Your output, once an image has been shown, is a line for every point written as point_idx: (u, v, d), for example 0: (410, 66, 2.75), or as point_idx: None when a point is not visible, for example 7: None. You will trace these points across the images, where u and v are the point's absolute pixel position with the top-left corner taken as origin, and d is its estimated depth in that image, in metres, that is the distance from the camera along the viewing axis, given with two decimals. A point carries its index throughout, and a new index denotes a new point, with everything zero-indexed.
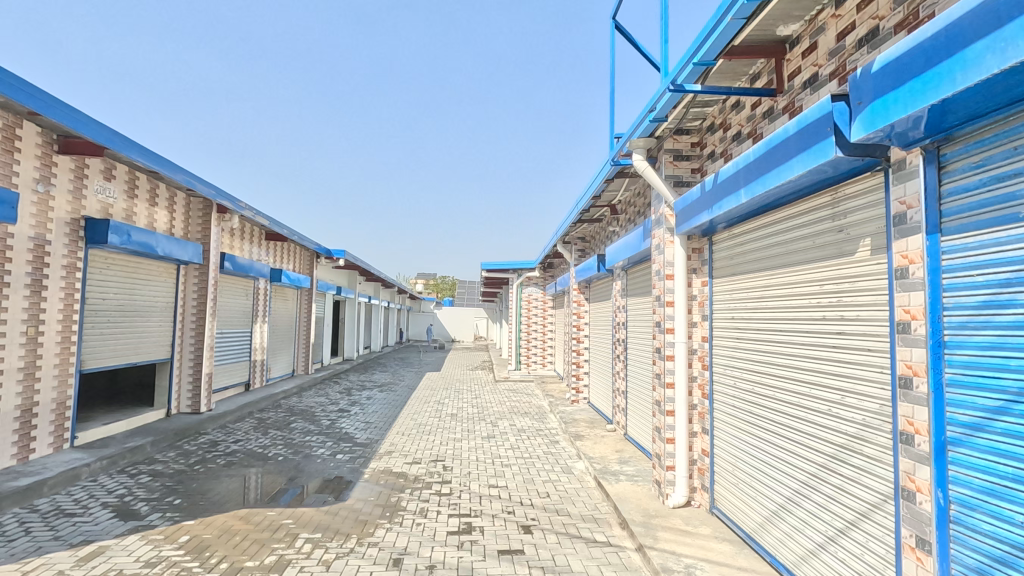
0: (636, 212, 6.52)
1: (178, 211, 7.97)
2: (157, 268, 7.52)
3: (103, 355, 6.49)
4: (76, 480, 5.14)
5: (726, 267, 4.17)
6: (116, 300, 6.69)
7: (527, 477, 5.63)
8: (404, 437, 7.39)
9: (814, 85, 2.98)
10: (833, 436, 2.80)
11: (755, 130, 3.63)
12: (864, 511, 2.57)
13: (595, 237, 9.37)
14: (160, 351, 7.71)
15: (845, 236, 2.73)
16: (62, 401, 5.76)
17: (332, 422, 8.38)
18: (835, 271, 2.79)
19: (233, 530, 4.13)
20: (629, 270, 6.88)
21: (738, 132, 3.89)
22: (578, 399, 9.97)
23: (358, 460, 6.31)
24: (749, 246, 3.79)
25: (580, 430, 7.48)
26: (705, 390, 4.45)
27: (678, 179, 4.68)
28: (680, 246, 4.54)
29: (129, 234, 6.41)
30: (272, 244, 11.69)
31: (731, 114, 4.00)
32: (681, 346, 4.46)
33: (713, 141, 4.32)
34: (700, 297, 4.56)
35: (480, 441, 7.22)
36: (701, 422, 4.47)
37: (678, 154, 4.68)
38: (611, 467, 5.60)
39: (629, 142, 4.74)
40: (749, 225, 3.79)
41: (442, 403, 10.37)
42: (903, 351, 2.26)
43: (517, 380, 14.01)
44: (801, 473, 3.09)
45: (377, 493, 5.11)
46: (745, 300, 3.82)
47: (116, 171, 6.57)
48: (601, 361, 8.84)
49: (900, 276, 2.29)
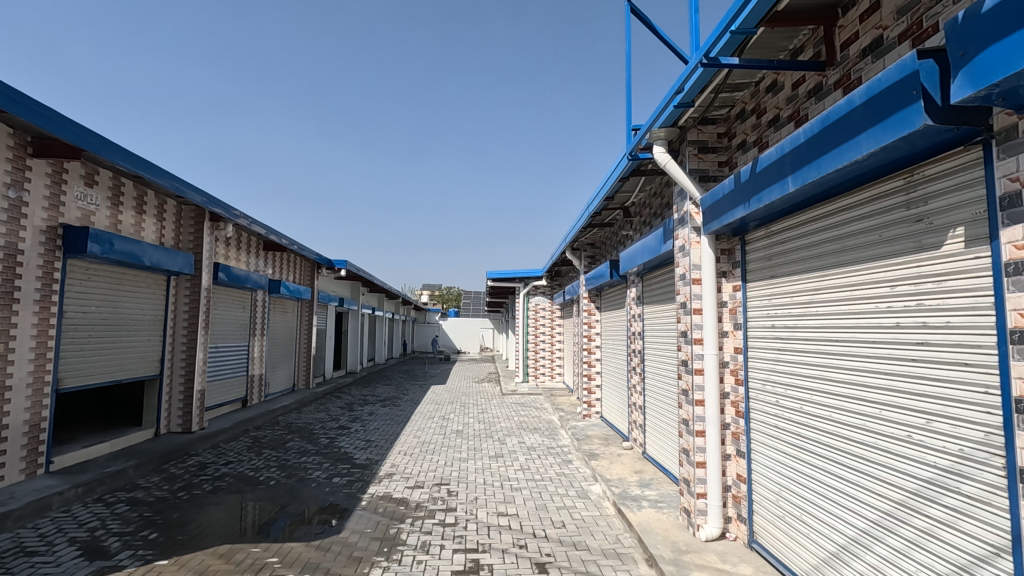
0: (652, 215, 6.10)
1: (167, 220, 7.61)
2: (145, 280, 7.12)
3: (82, 373, 6.06)
4: (46, 512, 4.70)
5: (762, 269, 3.71)
6: (98, 314, 6.28)
7: (540, 504, 5.14)
8: (406, 458, 6.91)
9: (877, 52, 2.54)
10: (918, 470, 2.31)
11: (798, 113, 3.19)
12: (965, 565, 2.08)
13: (606, 242, 8.93)
14: (148, 367, 7.30)
15: (926, 226, 2.27)
16: (35, 423, 5.33)
17: (331, 441, 7.92)
18: (912, 269, 2.34)
19: (210, 571, 3.67)
20: (646, 276, 6.43)
21: (775, 117, 3.45)
22: (590, 413, 9.44)
23: (355, 484, 5.82)
24: (791, 245, 3.34)
25: (594, 448, 6.99)
26: (739, 408, 3.96)
27: (703, 173, 4.24)
28: (709, 247, 4.09)
29: (112, 243, 5.99)
30: (270, 255, 11.31)
31: (767, 97, 3.56)
32: (711, 358, 3.99)
33: (745, 129, 3.87)
34: (731, 303, 4.08)
35: (487, 461, 6.74)
36: (736, 444, 3.99)
37: (703, 146, 4.24)
38: (631, 492, 5.10)
39: (649, 134, 4.29)
40: (790, 222, 3.34)
41: (447, 419, 9.89)
42: (1020, 367, 1.80)
43: (525, 393, 13.51)
44: (867, 509, 2.61)
45: (374, 524, 4.62)
46: (789, 304, 3.35)
47: (98, 176, 6.19)
48: (615, 373, 8.34)
49: (1013, 272, 1.84)
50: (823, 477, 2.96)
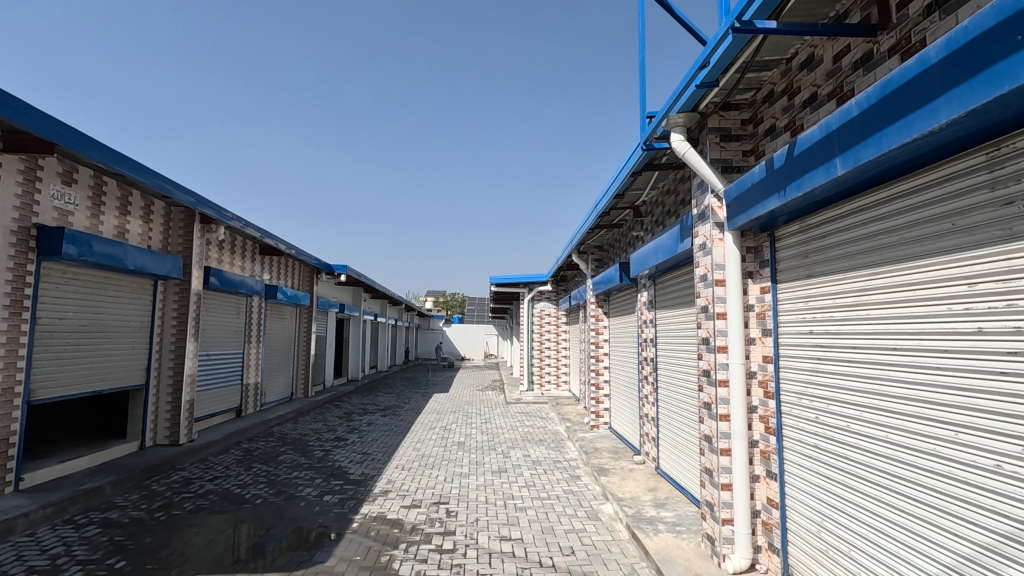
0: (666, 213, 5.71)
1: (155, 222, 7.28)
2: (129, 284, 6.77)
3: (59, 383, 5.70)
4: (8, 536, 4.31)
5: (795, 269, 3.32)
6: (77, 321, 5.93)
7: (546, 526, 4.72)
8: (404, 473, 6.50)
9: (947, 7, 2.17)
10: (1013, 508, 1.92)
11: (840, 90, 2.82)
12: None
13: (615, 244, 8.54)
14: (133, 376, 6.94)
15: (1018, 210, 1.90)
16: (4, 437, 4.96)
17: (326, 454, 7.51)
18: (999, 263, 1.97)
19: None
20: (658, 279, 6.03)
21: (812, 95, 3.07)
22: (598, 424, 9.00)
23: (347, 503, 5.41)
24: (832, 241, 2.96)
25: (603, 462, 6.57)
26: (769, 424, 3.55)
27: (726, 164, 3.84)
28: (733, 244, 3.69)
29: (90, 245, 5.65)
30: (266, 259, 10.96)
31: (801, 74, 3.18)
32: (737, 369, 3.58)
33: (774, 112, 3.49)
34: (758, 307, 3.67)
35: (489, 477, 6.32)
36: (765, 464, 3.57)
37: (726, 134, 3.84)
38: (645, 513, 4.68)
39: (665, 120, 3.91)
40: (831, 214, 2.96)
41: (448, 429, 9.46)
42: None
43: (529, 402, 13.05)
44: (945, 543, 2.19)
45: (364, 550, 4.22)
46: (830, 306, 2.95)
47: (78, 175, 5.86)
48: (624, 383, 7.92)
49: None
50: (882, 508, 2.54)
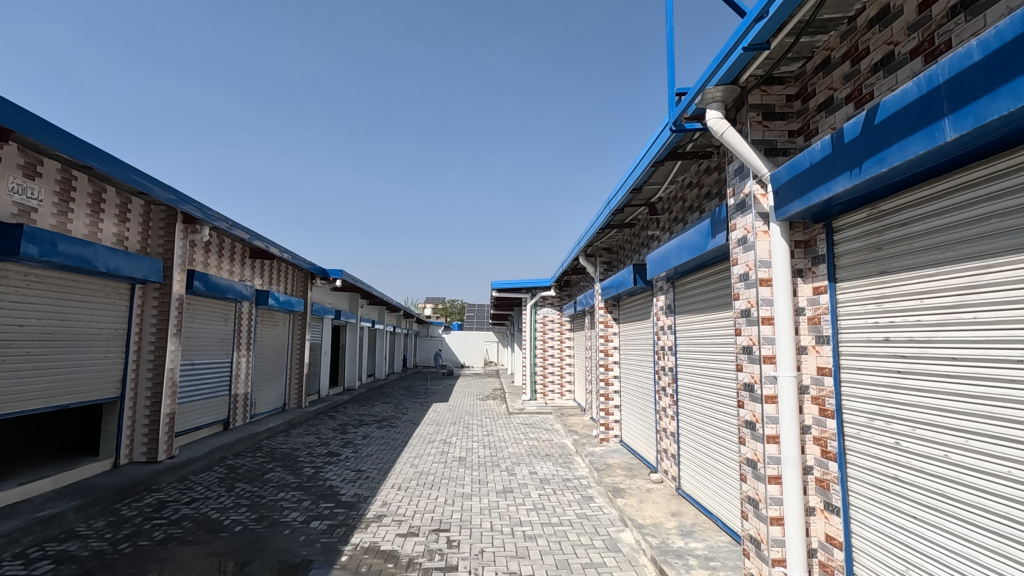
0: (689, 208, 5.18)
1: (133, 222, 6.76)
2: (102, 288, 6.25)
3: (18, 396, 5.16)
4: None
5: (859, 263, 2.81)
6: (41, 328, 5.40)
7: (560, 560, 4.17)
8: (400, 494, 5.95)
9: None
10: None
11: (929, 44, 2.31)
12: None
13: (626, 246, 8.00)
14: (108, 389, 6.38)
15: None
16: None
17: (315, 472, 6.94)
18: None
19: None
20: (679, 281, 5.49)
21: (885, 56, 2.57)
22: (607, 437, 8.42)
23: (336, 530, 4.85)
24: (918, 228, 2.46)
25: (618, 481, 6.01)
26: (826, 449, 3.00)
27: (770, 146, 3.33)
28: (781, 237, 3.16)
29: (54, 245, 5.12)
30: (256, 263, 10.44)
31: (869, 33, 2.67)
32: (788, 382, 3.05)
33: (830, 82, 2.98)
34: (811, 310, 3.14)
35: (495, 499, 5.76)
36: (822, 495, 3.02)
37: (769, 111, 3.33)
38: (672, 544, 4.13)
39: (700, 94, 3.40)
40: (914, 195, 2.47)
41: (448, 443, 8.88)
42: None
43: (533, 413, 12.46)
44: None
45: None
46: (917, 307, 2.45)
47: (43, 167, 5.34)
48: (638, 393, 7.37)
49: None
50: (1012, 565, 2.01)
